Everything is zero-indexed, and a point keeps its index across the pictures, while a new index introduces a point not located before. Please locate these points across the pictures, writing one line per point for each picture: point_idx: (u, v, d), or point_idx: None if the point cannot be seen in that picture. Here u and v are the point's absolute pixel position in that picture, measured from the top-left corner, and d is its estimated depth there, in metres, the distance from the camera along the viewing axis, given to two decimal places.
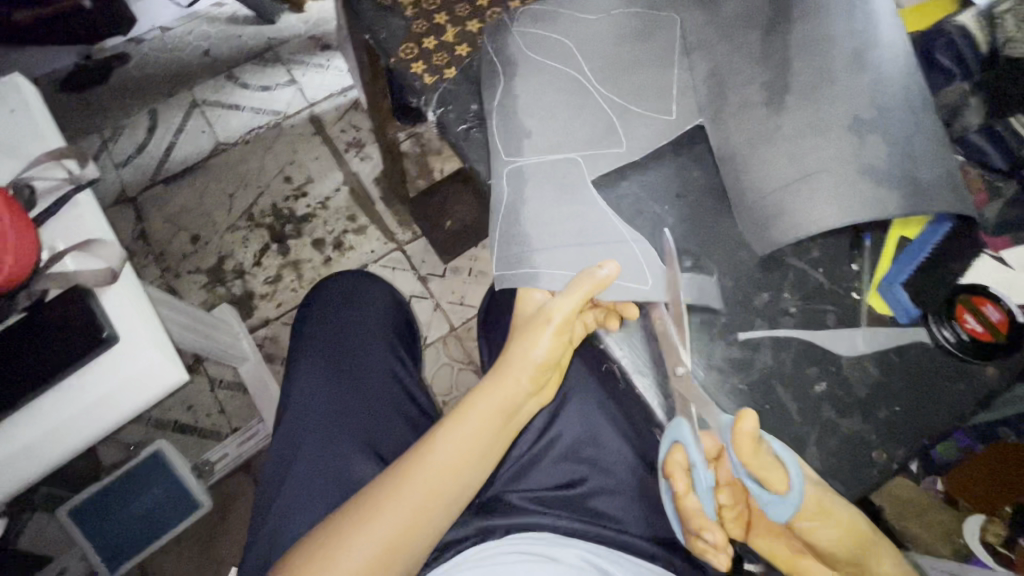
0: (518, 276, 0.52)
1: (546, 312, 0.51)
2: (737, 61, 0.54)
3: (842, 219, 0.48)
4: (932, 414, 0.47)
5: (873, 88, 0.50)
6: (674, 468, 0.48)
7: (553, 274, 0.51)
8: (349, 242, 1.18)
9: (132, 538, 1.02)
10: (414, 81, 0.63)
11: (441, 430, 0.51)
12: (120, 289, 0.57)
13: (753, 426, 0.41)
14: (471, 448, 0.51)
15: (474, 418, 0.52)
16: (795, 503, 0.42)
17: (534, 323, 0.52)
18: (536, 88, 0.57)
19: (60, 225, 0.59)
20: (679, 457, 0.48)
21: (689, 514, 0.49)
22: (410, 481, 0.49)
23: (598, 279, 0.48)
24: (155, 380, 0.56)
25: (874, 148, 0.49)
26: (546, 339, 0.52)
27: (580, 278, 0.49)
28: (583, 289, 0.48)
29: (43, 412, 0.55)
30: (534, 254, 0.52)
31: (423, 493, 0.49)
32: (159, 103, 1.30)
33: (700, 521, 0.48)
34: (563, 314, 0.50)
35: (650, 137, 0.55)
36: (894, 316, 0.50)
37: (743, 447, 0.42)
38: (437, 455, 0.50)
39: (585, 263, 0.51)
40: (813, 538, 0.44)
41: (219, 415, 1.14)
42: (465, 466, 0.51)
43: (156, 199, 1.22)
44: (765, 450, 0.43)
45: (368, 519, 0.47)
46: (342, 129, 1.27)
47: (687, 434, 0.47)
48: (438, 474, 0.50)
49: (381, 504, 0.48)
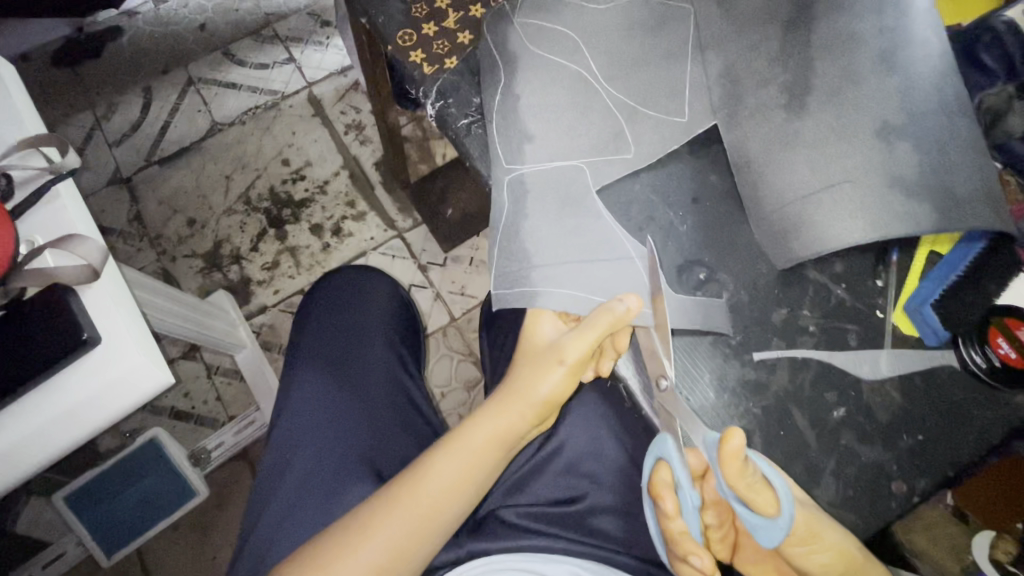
0: (517, 296, 0.48)
1: (558, 347, 0.48)
2: (759, 55, 0.50)
3: (867, 236, 0.45)
4: (960, 444, 0.45)
5: (904, 92, 0.47)
6: (660, 488, 0.44)
7: (554, 293, 0.48)
8: (349, 228, 1.15)
9: (126, 528, 0.97)
10: (414, 69, 0.59)
11: (437, 455, 0.50)
12: (102, 288, 0.51)
13: (741, 444, 0.38)
14: (466, 475, 0.50)
15: (472, 445, 0.50)
16: (786, 528, 0.39)
17: (543, 361, 0.50)
18: (541, 85, 0.53)
19: (39, 218, 0.53)
20: (664, 475, 0.44)
21: (674, 538, 0.45)
22: (402, 508, 0.48)
23: (618, 314, 0.44)
24: (138, 389, 0.50)
25: (904, 157, 0.46)
26: (556, 379, 0.49)
27: (599, 311, 0.45)
28: (600, 326, 0.45)
29: (15, 421, 0.49)
30: (534, 271, 0.48)
31: (415, 519, 0.48)
32: (154, 80, 1.25)
33: (687, 546, 0.44)
34: (578, 351, 0.47)
35: (660, 142, 0.51)
36: (921, 337, 0.47)
37: (728, 467, 0.38)
38: (430, 482, 0.49)
39: (587, 282, 0.48)
40: (804, 563, 0.41)
41: (216, 402, 1.07)
42: (460, 493, 0.50)
43: (152, 180, 1.18)
44: (751, 469, 0.39)
45: (356, 545, 0.47)
46: (342, 111, 1.22)
47: (672, 450, 0.45)
48: (431, 501, 0.49)
49: (371, 527, 0.47)
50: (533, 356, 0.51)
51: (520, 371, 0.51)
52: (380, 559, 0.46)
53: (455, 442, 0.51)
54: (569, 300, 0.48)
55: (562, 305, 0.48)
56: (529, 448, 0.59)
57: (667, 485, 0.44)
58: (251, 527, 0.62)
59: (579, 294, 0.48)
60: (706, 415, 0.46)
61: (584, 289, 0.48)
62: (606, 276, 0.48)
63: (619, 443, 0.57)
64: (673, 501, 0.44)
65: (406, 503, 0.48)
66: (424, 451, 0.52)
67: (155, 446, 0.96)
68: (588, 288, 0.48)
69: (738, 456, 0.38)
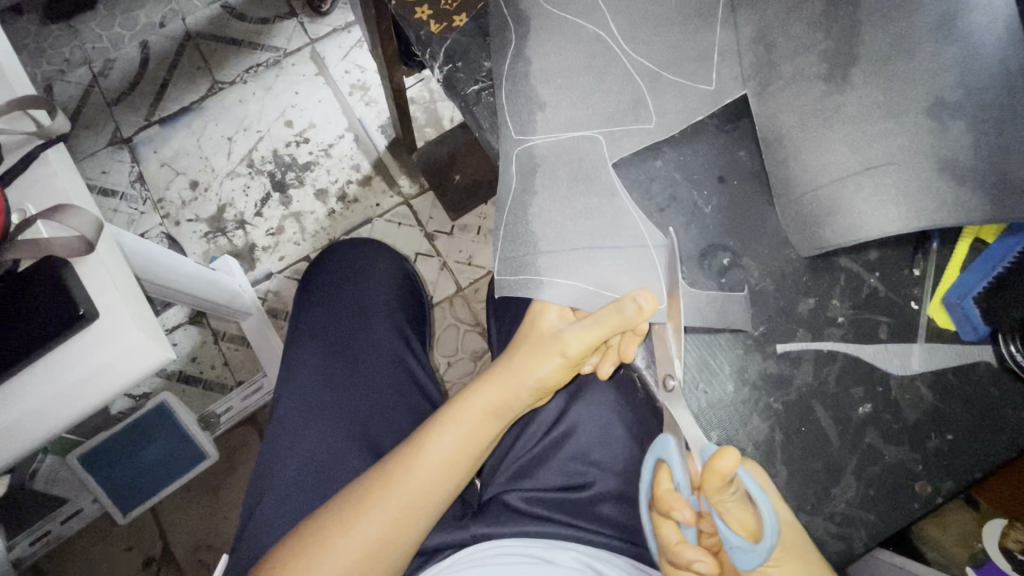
0: (521, 283, 0.46)
1: (560, 339, 0.47)
2: (798, 17, 0.45)
3: (908, 225, 0.42)
4: (990, 445, 0.44)
5: (964, 62, 0.42)
6: (665, 497, 0.43)
7: (559, 285, 0.45)
8: (354, 193, 1.11)
9: (139, 487, 0.96)
10: (419, 28, 0.55)
11: (433, 431, 0.50)
12: (97, 260, 0.48)
13: (733, 463, 0.37)
14: (461, 451, 0.50)
15: (466, 423, 0.50)
16: (768, 552, 0.39)
17: (543, 348, 0.48)
18: (556, 47, 0.49)
19: (26, 185, 0.49)
20: (666, 484, 0.44)
21: (671, 548, 0.44)
22: (399, 484, 0.49)
23: (626, 316, 0.42)
24: (132, 362, 0.46)
25: (960, 136, 0.42)
26: (553, 369, 0.48)
27: (608, 310, 0.43)
28: (606, 325, 0.43)
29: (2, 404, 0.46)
30: (539, 258, 0.46)
31: (411, 496, 0.49)
32: (151, 33, 1.19)
33: (688, 555, 0.43)
34: (580, 344, 0.45)
35: (686, 111, 0.47)
36: (957, 332, 0.45)
37: (710, 483, 0.38)
38: (426, 457, 0.49)
39: (594, 272, 0.45)
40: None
41: (223, 367, 1.05)
42: (454, 471, 0.50)
43: (153, 141, 1.14)
44: (734, 488, 0.39)
45: (354, 520, 0.48)
46: (346, 70, 1.17)
47: (673, 452, 0.44)
48: (427, 478, 0.49)
49: (369, 502, 0.48)
50: (530, 341, 0.49)
51: (516, 355, 0.50)
52: (378, 534, 0.48)
53: (448, 418, 0.51)
54: (573, 293, 0.45)
55: (572, 294, 0.45)
56: (537, 430, 0.58)
57: (669, 492, 0.43)
58: (248, 494, 0.62)
59: (585, 288, 0.45)
60: (719, 408, 0.44)
61: (595, 277, 0.45)
62: (616, 266, 0.45)
63: (627, 429, 0.56)
64: (687, 509, 0.42)
65: (403, 480, 0.49)
66: (419, 426, 0.52)
67: (165, 410, 0.94)
68: (595, 281, 0.45)
69: (725, 475, 0.38)
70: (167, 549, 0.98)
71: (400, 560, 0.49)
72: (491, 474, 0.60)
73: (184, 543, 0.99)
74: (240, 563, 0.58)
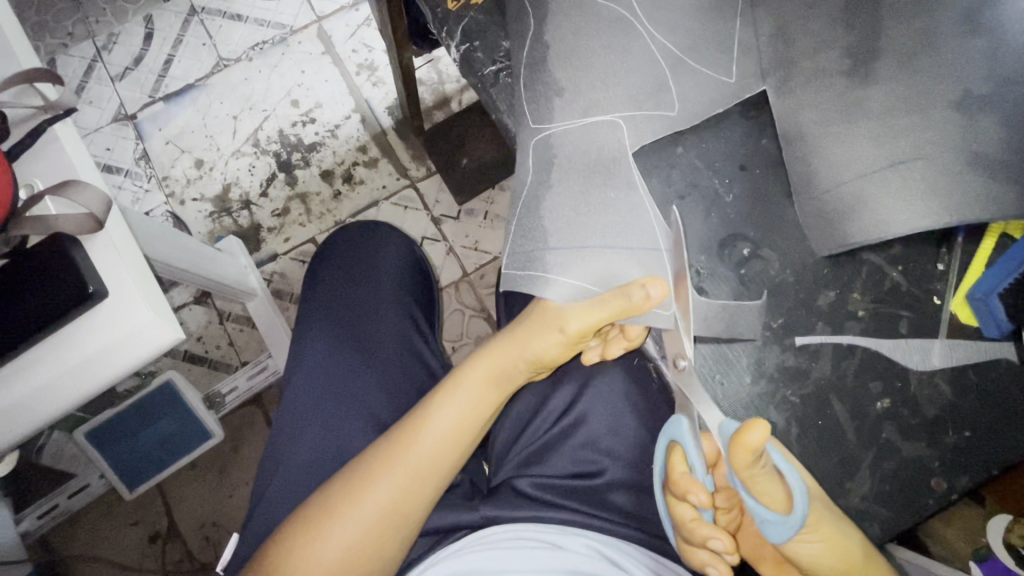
0: (527, 280, 0.46)
1: (559, 315, 0.46)
2: (820, 13, 0.45)
3: (937, 219, 0.41)
4: (1007, 442, 0.43)
5: (993, 56, 0.41)
6: (681, 481, 0.43)
7: (566, 282, 0.45)
8: (360, 175, 1.10)
9: (145, 464, 0.97)
10: (437, 5, 0.53)
11: (436, 402, 0.51)
12: (106, 239, 0.47)
13: (762, 435, 0.37)
14: (466, 421, 0.50)
15: (470, 392, 0.50)
16: (799, 523, 0.39)
17: (543, 325, 0.48)
18: (578, 31, 0.48)
19: (36, 160, 0.48)
20: (680, 467, 0.43)
21: (686, 525, 0.43)
22: (407, 451, 0.49)
23: (632, 303, 0.42)
24: (141, 340, 0.46)
25: (989, 133, 0.41)
26: (552, 343, 0.48)
27: (614, 295, 0.43)
28: (611, 308, 0.43)
29: (7, 383, 0.46)
30: (548, 254, 0.45)
31: (415, 464, 0.49)
32: (156, 7, 1.16)
33: (705, 532, 0.42)
34: (579, 322, 0.45)
35: (706, 101, 0.47)
36: (980, 328, 0.44)
37: (738, 457, 0.38)
38: (432, 426, 0.49)
39: (602, 269, 0.45)
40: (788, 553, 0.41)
41: (229, 347, 1.05)
42: (461, 440, 0.50)
43: (157, 117, 1.12)
44: (762, 461, 0.39)
45: (363, 489, 0.48)
46: (353, 49, 1.14)
47: (685, 433, 0.44)
48: (434, 446, 0.49)
49: (377, 470, 0.48)
50: (531, 318, 0.49)
51: (517, 330, 0.50)
52: (387, 502, 0.48)
53: (453, 388, 0.51)
54: (579, 291, 0.45)
55: (577, 291, 0.45)
56: (546, 418, 0.58)
57: (685, 476, 0.43)
58: (257, 474, 0.62)
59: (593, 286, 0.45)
60: (736, 400, 0.44)
61: (603, 274, 0.45)
62: (625, 263, 0.45)
63: (637, 417, 0.57)
64: (702, 491, 0.42)
65: (409, 447, 0.49)
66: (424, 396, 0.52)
67: (171, 388, 0.93)
68: (604, 279, 0.45)
69: (754, 449, 0.37)
70: (173, 526, 0.99)
71: (412, 528, 0.49)
72: (501, 459, 0.60)
73: (190, 519, 0.99)
74: (248, 544, 0.58)
